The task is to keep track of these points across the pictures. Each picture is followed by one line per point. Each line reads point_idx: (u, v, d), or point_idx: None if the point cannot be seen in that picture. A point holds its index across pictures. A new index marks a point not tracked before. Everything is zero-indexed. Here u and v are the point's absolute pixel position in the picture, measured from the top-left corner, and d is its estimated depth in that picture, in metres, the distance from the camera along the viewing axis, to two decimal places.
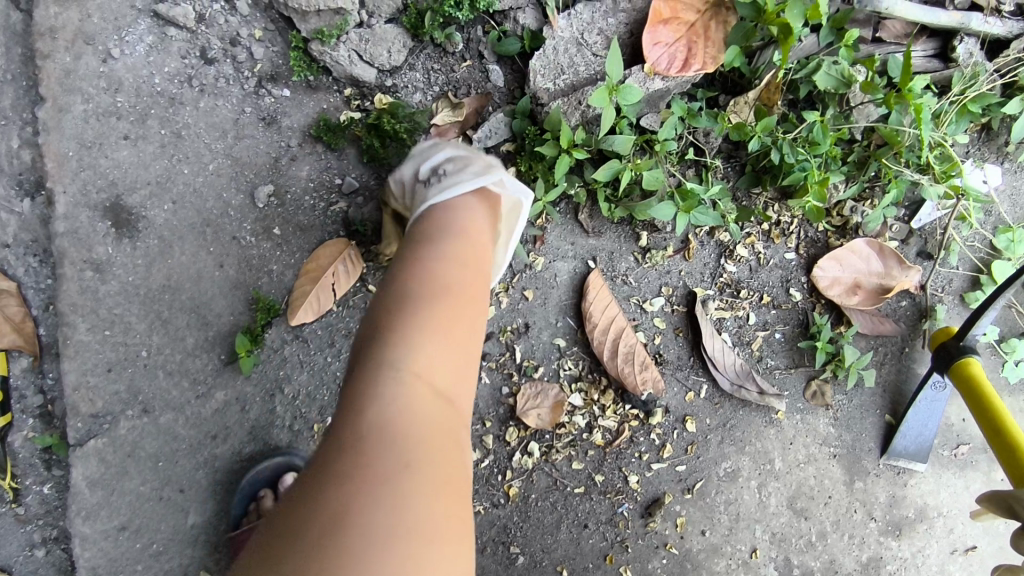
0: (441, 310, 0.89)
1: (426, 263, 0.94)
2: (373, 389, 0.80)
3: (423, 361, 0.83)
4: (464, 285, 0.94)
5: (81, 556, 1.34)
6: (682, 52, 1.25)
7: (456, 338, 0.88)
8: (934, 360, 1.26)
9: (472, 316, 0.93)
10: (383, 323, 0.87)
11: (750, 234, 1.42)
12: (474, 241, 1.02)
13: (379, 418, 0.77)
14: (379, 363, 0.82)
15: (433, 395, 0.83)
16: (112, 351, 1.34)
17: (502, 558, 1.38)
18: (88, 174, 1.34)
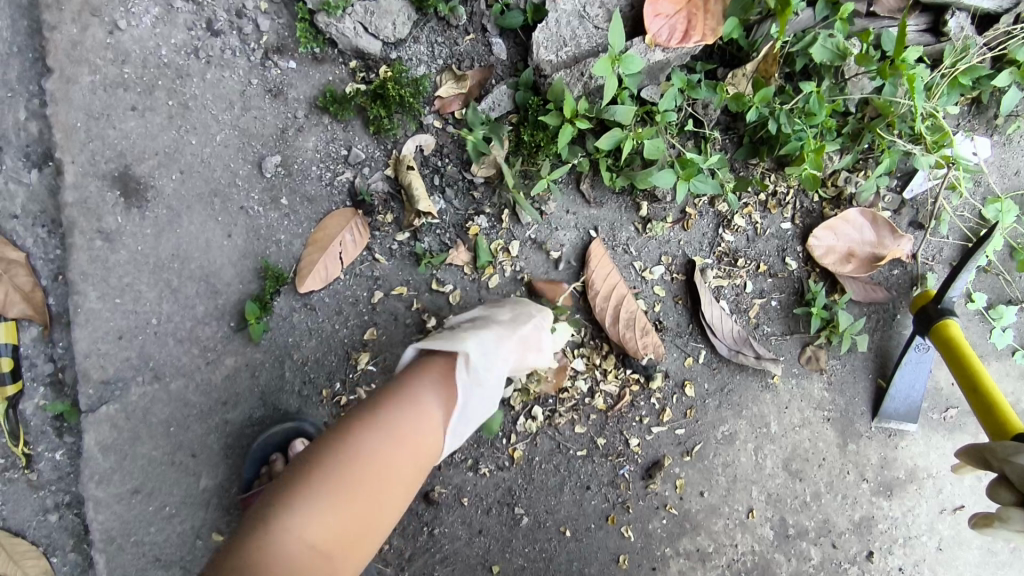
0: (349, 483, 0.95)
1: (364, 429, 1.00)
2: (260, 535, 0.89)
3: (312, 526, 0.91)
4: (387, 463, 0.99)
5: (94, 519, 1.37)
6: (682, 24, 1.28)
7: (354, 513, 0.94)
8: (916, 323, 1.30)
9: (380, 497, 0.97)
10: (299, 475, 0.95)
11: (747, 204, 1.45)
12: (421, 415, 1.05)
13: (260, 559, 0.88)
14: (274, 514, 0.91)
15: (318, 552, 0.91)
16: (122, 319, 1.37)
17: (507, 519, 1.42)
18: (96, 145, 1.35)
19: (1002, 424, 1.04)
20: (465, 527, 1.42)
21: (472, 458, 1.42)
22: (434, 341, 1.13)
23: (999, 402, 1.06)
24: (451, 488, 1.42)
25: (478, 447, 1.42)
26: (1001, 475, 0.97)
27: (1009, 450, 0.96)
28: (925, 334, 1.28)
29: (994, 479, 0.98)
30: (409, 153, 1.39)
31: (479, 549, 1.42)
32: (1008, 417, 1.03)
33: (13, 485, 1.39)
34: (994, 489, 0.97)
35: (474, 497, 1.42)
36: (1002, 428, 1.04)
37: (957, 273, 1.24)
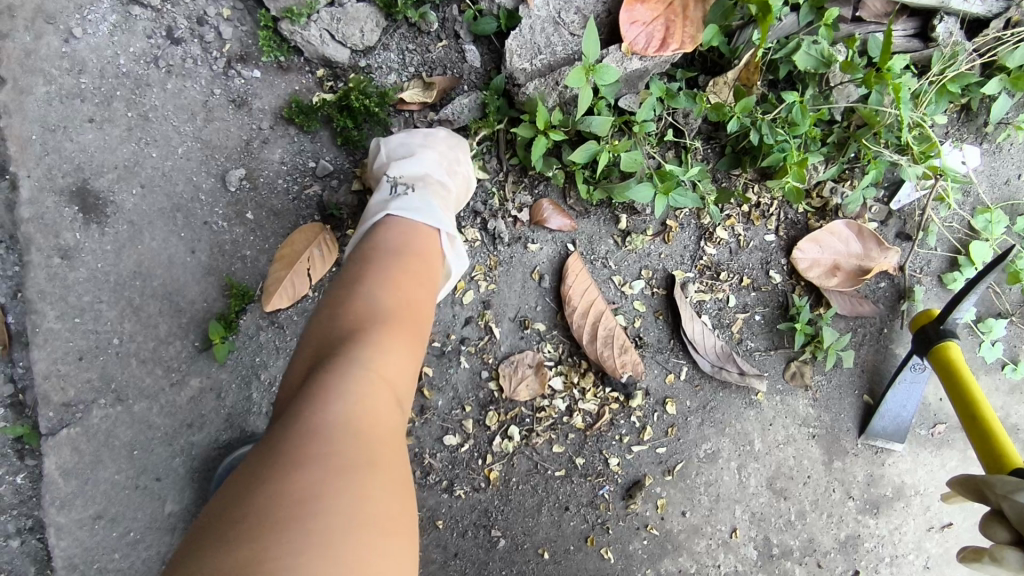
0: (391, 325, 0.92)
1: (377, 278, 0.97)
2: (320, 384, 0.81)
3: (377, 370, 0.85)
4: (414, 303, 0.99)
5: (56, 546, 1.32)
6: (660, 32, 1.23)
7: (405, 349, 0.92)
8: (914, 343, 1.24)
9: (416, 335, 0.96)
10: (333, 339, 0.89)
11: (729, 216, 1.41)
12: (421, 260, 1.07)
13: (328, 403, 0.79)
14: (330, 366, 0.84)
15: (386, 391, 0.86)
16: (82, 340, 1.32)
17: (484, 541, 1.38)
18: (53, 158, 1.30)
19: (1000, 457, 0.98)
20: (440, 551, 1.38)
21: (447, 480, 1.38)
22: (416, 219, 1.12)
23: (999, 433, 1.00)
24: (425, 510, 1.38)
25: (453, 468, 1.38)
26: (995, 508, 0.93)
27: (1008, 486, 0.91)
28: (924, 355, 1.21)
29: (986, 513, 0.94)
30: None
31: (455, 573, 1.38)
32: (1007, 450, 0.97)
33: None
34: (989, 524, 0.93)
35: (449, 520, 1.38)
36: (999, 461, 0.98)
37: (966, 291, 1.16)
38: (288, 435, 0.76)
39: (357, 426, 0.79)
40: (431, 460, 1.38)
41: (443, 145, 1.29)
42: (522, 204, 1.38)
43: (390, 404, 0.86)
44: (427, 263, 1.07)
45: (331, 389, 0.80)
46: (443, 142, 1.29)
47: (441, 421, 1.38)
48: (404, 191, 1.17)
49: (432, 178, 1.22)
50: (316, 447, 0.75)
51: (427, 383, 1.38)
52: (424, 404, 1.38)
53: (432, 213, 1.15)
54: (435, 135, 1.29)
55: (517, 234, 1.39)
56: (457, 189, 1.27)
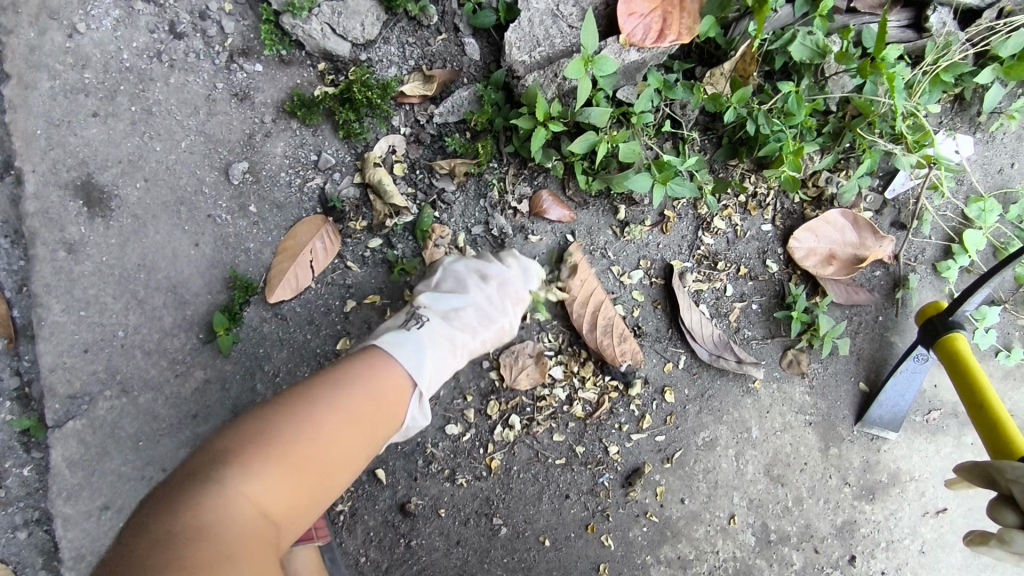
0: (288, 462, 0.89)
1: (304, 404, 0.93)
2: (197, 493, 0.83)
3: (245, 503, 0.85)
4: (334, 447, 0.93)
5: (64, 536, 1.34)
6: (657, 23, 1.24)
7: (294, 487, 0.89)
8: (920, 334, 1.27)
9: (319, 482, 0.92)
10: (241, 439, 0.88)
11: (726, 206, 1.43)
12: (372, 401, 0.99)
13: (191, 523, 0.81)
14: (217, 475, 0.84)
15: (254, 522, 0.85)
16: (88, 332, 1.33)
17: (485, 529, 1.40)
18: (57, 153, 1.31)
19: (1006, 446, 1.02)
20: (443, 539, 1.40)
21: (449, 469, 1.40)
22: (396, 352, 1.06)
23: (1005, 423, 1.04)
24: (428, 499, 1.40)
25: (455, 457, 1.40)
26: (1004, 494, 0.97)
27: (1018, 472, 0.94)
28: (930, 346, 1.25)
29: (996, 498, 0.98)
30: (378, 153, 1.37)
31: (458, 561, 1.40)
32: (1014, 439, 1.01)
33: None
34: (999, 509, 0.97)
35: (451, 508, 1.40)
36: (1006, 449, 1.02)
37: (976, 287, 1.21)
38: (139, 537, 0.80)
39: (199, 555, 0.79)
40: (433, 450, 1.39)
41: (513, 292, 1.25)
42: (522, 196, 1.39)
43: (256, 540, 0.85)
44: (375, 392, 1.00)
45: (192, 508, 0.82)
46: (496, 288, 1.24)
47: (443, 411, 1.40)
48: (414, 319, 1.14)
49: (456, 318, 1.19)
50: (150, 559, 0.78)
51: None
52: None
53: (420, 348, 1.09)
54: (496, 276, 1.25)
55: (517, 225, 1.40)
56: (478, 332, 1.20)
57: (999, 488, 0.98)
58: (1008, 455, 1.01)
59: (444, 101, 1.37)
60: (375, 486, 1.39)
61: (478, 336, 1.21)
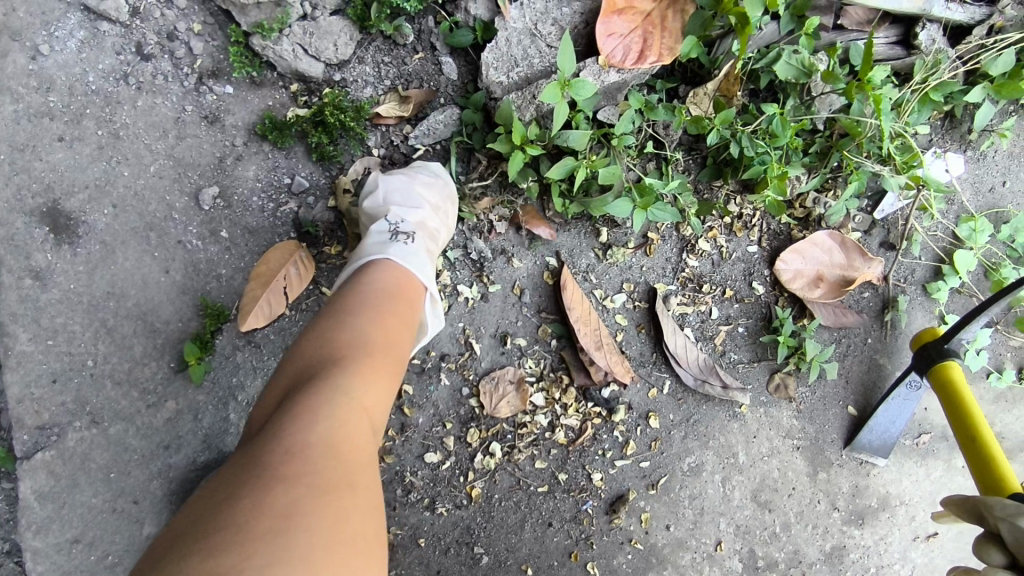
0: (369, 357, 0.91)
1: (356, 310, 0.97)
2: (308, 396, 0.83)
3: (354, 401, 0.85)
4: (395, 339, 0.98)
5: (34, 570, 1.31)
6: (637, 43, 1.21)
7: (384, 380, 0.92)
8: (914, 359, 1.24)
9: (395, 377, 0.95)
10: (321, 353, 0.90)
11: (711, 228, 1.40)
12: (405, 299, 1.05)
13: (314, 419, 0.80)
14: (318, 382, 0.85)
15: (364, 417, 0.86)
16: (56, 362, 1.30)
17: (466, 559, 1.37)
18: (22, 178, 1.28)
19: (998, 482, 0.99)
20: (422, 569, 1.36)
21: (428, 498, 1.37)
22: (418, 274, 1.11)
23: (998, 458, 1.01)
24: (406, 528, 1.36)
25: (434, 486, 1.37)
26: (992, 532, 0.91)
27: (1008, 509, 0.90)
28: (923, 373, 1.22)
29: (982, 535, 0.91)
30: (350, 177, 1.34)
31: None
32: (1007, 476, 0.98)
33: None
34: (984, 545, 0.90)
35: (431, 538, 1.37)
36: (997, 486, 0.99)
37: (972, 316, 1.17)
38: (256, 462, 0.76)
39: (335, 442, 0.80)
40: (411, 478, 1.36)
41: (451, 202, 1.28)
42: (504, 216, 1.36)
43: (367, 432, 0.86)
44: (406, 293, 1.07)
45: (310, 408, 0.81)
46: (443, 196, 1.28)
47: (422, 438, 1.36)
48: (403, 237, 1.16)
49: (427, 228, 1.23)
50: (306, 460, 0.76)
51: (407, 401, 1.36)
52: (404, 422, 1.36)
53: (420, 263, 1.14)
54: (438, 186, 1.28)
55: (497, 248, 1.37)
56: (444, 239, 1.27)
57: (986, 528, 0.93)
58: (999, 491, 0.98)
59: (419, 123, 1.34)
60: None
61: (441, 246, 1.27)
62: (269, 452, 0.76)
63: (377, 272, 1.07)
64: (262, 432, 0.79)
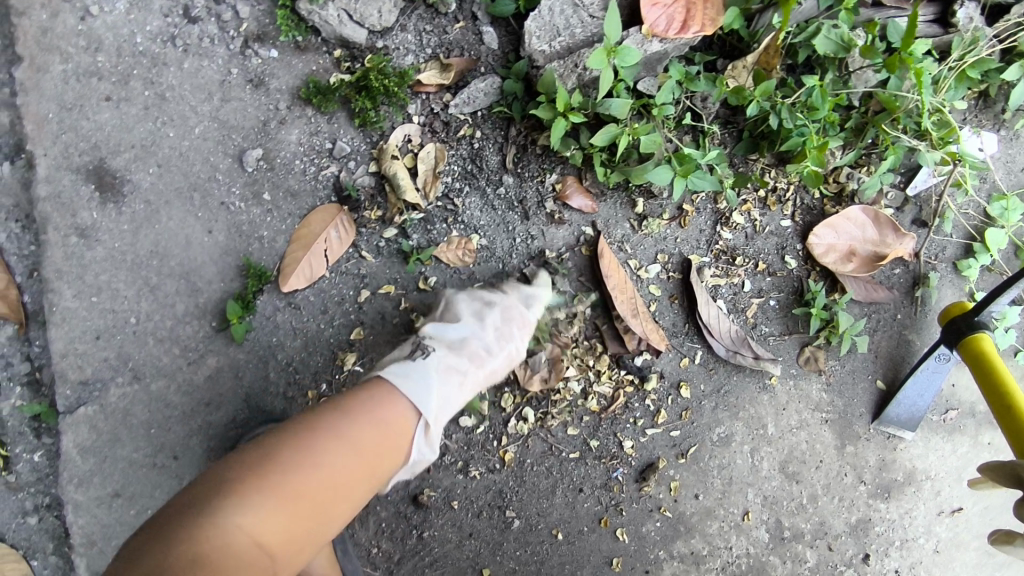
0: (291, 490, 0.91)
1: (313, 436, 0.97)
2: (211, 514, 0.86)
3: (246, 537, 0.87)
4: (339, 474, 0.96)
5: (75, 523, 1.36)
6: (680, 13, 1.21)
7: (297, 518, 0.92)
8: (944, 334, 1.26)
9: (326, 510, 0.95)
10: (252, 468, 0.92)
11: (746, 201, 1.41)
12: (377, 432, 1.03)
13: (204, 542, 0.84)
14: (229, 499, 0.88)
15: (257, 552, 0.88)
16: (100, 318, 1.33)
17: (498, 522, 1.41)
18: (69, 137, 1.30)
19: None
20: (455, 530, 1.41)
21: (462, 461, 1.40)
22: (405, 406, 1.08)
23: None
24: (441, 490, 1.40)
25: (468, 449, 1.40)
26: None
27: None
28: (952, 346, 1.24)
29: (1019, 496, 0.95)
30: (394, 144, 1.35)
31: (471, 552, 1.41)
32: None
33: None
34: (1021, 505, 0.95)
35: (464, 500, 1.41)
36: None
37: (1004, 288, 1.18)
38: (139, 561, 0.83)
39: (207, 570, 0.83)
40: (446, 441, 1.40)
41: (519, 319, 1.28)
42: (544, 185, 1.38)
43: (256, 564, 0.87)
44: (378, 430, 1.03)
45: (205, 529, 0.85)
46: (500, 321, 1.26)
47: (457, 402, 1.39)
48: (421, 350, 1.18)
49: (467, 346, 1.22)
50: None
51: None
52: None
53: (422, 385, 1.11)
54: (508, 344, 1.25)
55: (535, 218, 1.39)
56: (493, 366, 1.23)
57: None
58: None
59: (460, 92, 1.35)
60: None
61: (490, 362, 1.23)
62: (156, 552, 0.84)
63: (361, 398, 1.05)
64: (159, 531, 0.86)
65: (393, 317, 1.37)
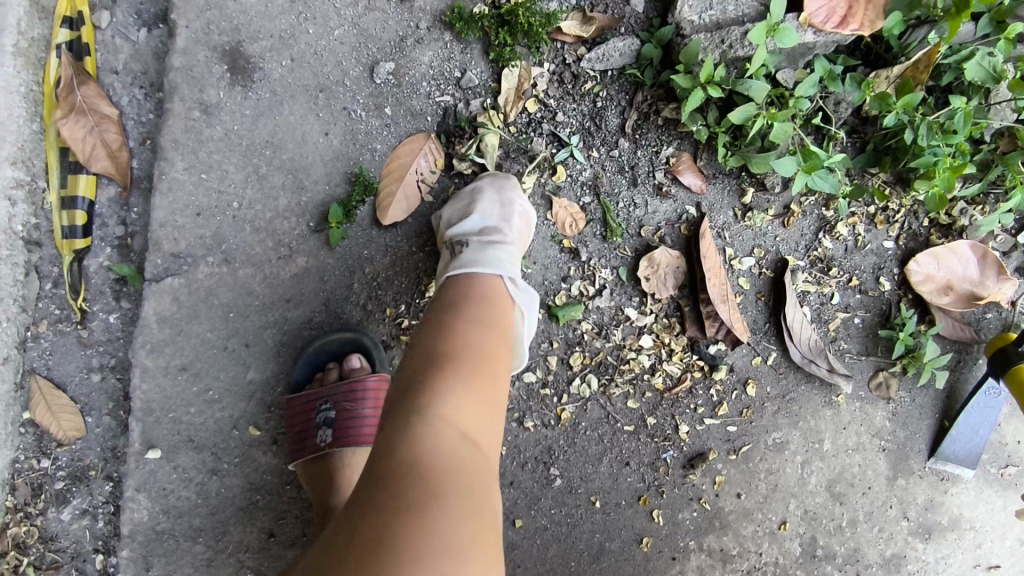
0: (475, 373, 0.96)
1: (454, 325, 1.03)
2: (420, 412, 0.88)
3: (458, 417, 0.89)
4: (491, 354, 1.01)
5: (138, 388, 1.37)
6: (841, 9, 1.21)
7: (487, 396, 0.96)
8: (991, 364, 1.35)
9: (499, 386, 0.99)
10: (427, 367, 0.95)
11: (854, 214, 1.40)
12: (492, 316, 1.08)
13: (428, 439, 0.85)
14: (427, 398, 0.90)
15: (468, 430, 0.90)
16: (204, 196, 1.35)
17: (540, 477, 1.41)
18: (213, 14, 1.33)
19: None
20: (497, 476, 1.41)
21: (520, 410, 1.41)
22: (486, 287, 1.15)
23: None
24: None
25: (528, 400, 1.41)
26: None
27: None
28: (998, 376, 1.33)
29: None
30: (520, 86, 1.36)
31: (507, 501, 1.41)
32: None
33: (63, 337, 1.44)
34: None
35: (512, 448, 1.41)
36: None
37: None
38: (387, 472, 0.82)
39: (452, 458, 0.84)
40: (508, 387, 1.40)
41: (510, 189, 1.31)
42: (660, 155, 1.38)
43: (473, 443, 0.89)
44: (493, 319, 1.08)
45: (418, 425, 0.87)
46: (495, 193, 1.30)
47: (527, 351, 1.40)
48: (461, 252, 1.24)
49: (488, 229, 1.26)
50: (421, 472, 0.81)
51: None
52: None
53: (490, 266, 1.19)
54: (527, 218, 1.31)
55: (643, 188, 1.39)
56: (522, 227, 1.29)
57: None
58: None
59: (598, 48, 1.34)
60: None
61: (520, 230, 1.29)
62: (395, 463, 0.83)
63: (462, 298, 1.11)
64: (383, 446, 0.86)
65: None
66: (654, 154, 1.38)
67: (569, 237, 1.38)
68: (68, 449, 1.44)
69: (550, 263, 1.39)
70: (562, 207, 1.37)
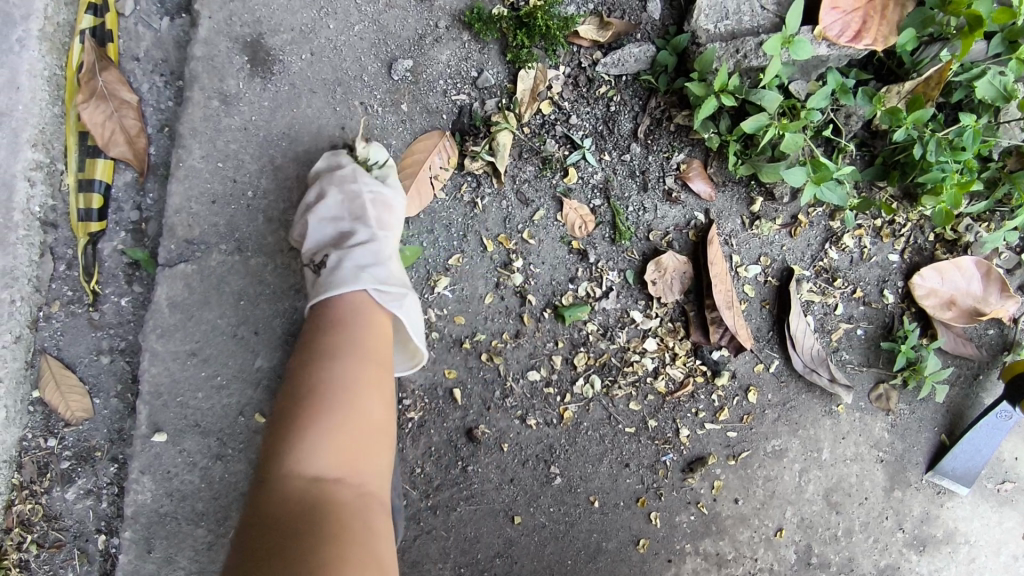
0: (334, 412, 1.06)
1: (314, 363, 1.12)
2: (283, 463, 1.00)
3: (316, 463, 1.01)
4: (352, 385, 1.10)
5: (146, 371, 1.39)
6: (856, 23, 1.23)
7: (351, 430, 1.06)
8: (1009, 390, 1.39)
9: (364, 415, 1.08)
10: (288, 416, 1.06)
11: (861, 226, 1.41)
12: (361, 343, 1.16)
13: (290, 489, 0.97)
14: (287, 448, 1.01)
15: (332, 470, 1.01)
16: (219, 184, 1.37)
17: (541, 475, 1.42)
18: (236, 6, 1.35)
19: None
20: (498, 472, 1.42)
21: (523, 408, 1.42)
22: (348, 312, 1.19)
23: None
24: (494, 430, 1.42)
25: (531, 398, 1.42)
26: None
27: None
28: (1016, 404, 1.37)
29: None
30: (535, 87, 1.37)
31: (506, 497, 1.42)
32: None
33: (75, 318, 1.46)
34: None
35: (514, 446, 1.42)
36: None
37: None
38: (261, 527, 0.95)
39: (311, 500, 0.96)
40: (512, 385, 1.41)
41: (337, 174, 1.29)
42: (672, 161, 1.39)
43: (337, 477, 1.01)
44: (364, 346, 1.15)
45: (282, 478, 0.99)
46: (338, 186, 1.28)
47: (532, 350, 1.41)
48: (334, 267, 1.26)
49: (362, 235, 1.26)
50: (285, 522, 0.93)
51: (528, 311, 1.41)
52: (520, 329, 1.41)
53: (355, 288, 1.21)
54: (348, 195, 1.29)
55: (652, 193, 1.40)
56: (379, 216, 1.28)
57: None
58: None
59: (613, 53, 1.36)
60: (448, 404, 1.41)
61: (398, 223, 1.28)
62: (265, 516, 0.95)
63: (326, 327, 1.18)
64: (255, 500, 0.99)
65: (490, 252, 1.40)
66: (665, 160, 1.39)
67: (578, 237, 1.40)
68: (76, 429, 1.45)
69: (558, 263, 1.41)
70: (573, 208, 1.39)
